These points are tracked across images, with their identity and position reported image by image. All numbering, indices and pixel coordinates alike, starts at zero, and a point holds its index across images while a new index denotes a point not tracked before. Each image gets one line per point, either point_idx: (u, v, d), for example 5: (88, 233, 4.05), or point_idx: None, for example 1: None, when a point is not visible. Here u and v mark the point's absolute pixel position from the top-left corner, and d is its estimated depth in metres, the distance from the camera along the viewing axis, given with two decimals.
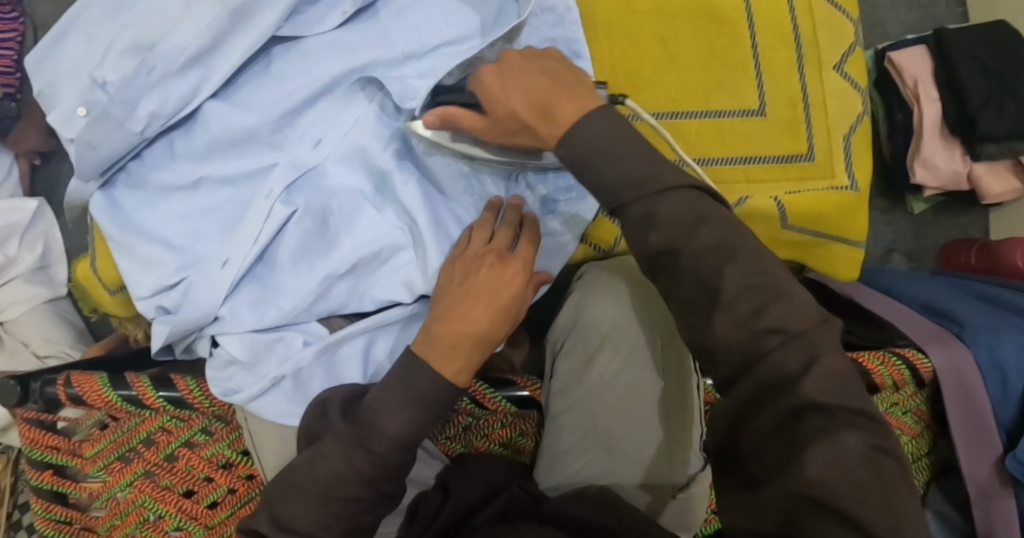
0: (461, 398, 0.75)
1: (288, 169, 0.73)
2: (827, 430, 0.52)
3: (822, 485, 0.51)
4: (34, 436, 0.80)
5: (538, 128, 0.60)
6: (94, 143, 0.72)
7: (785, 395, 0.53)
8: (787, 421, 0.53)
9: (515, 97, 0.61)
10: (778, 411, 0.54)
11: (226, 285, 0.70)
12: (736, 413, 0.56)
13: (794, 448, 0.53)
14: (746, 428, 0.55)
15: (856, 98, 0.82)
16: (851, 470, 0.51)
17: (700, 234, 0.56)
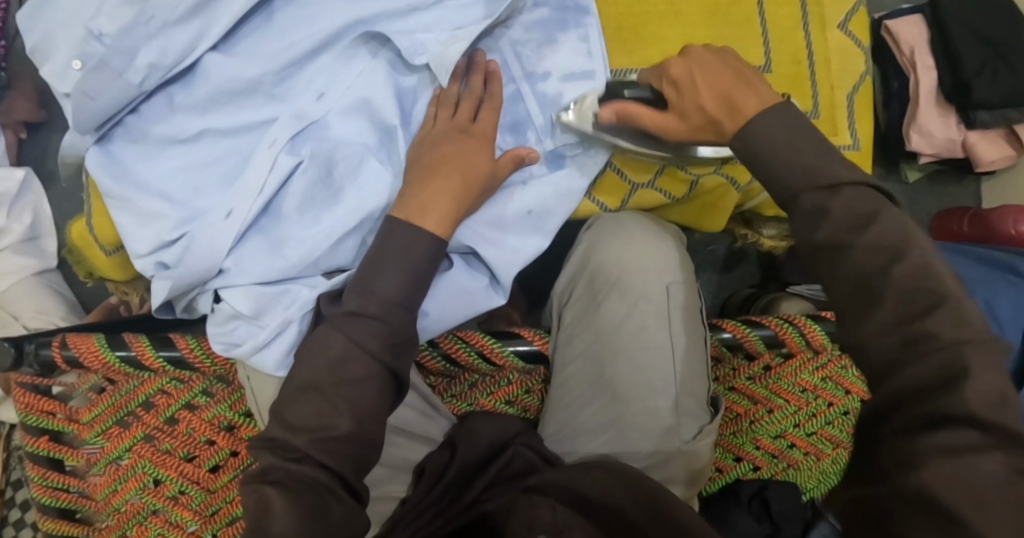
0: (467, 351, 0.73)
1: (289, 118, 0.71)
2: (968, 448, 0.50)
3: (937, 492, 0.49)
4: (29, 401, 0.79)
5: (724, 122, 0.65)
6: (91, 92, 0.71)
7: (926, 405, 0.52)
8: (919, 431, 0.52)
9: (708, 92, 0.66)
10: (924, 415, 0.52)
11: (232, 234, 0.69)
12: (878, 422, 0.55)
13: (914, 459, 0.51)
14: (884, 436, 0.54)
15: (858, 56, 0.85)
16: (978, 490, 0.48)
17: (872, 229, 0.57)
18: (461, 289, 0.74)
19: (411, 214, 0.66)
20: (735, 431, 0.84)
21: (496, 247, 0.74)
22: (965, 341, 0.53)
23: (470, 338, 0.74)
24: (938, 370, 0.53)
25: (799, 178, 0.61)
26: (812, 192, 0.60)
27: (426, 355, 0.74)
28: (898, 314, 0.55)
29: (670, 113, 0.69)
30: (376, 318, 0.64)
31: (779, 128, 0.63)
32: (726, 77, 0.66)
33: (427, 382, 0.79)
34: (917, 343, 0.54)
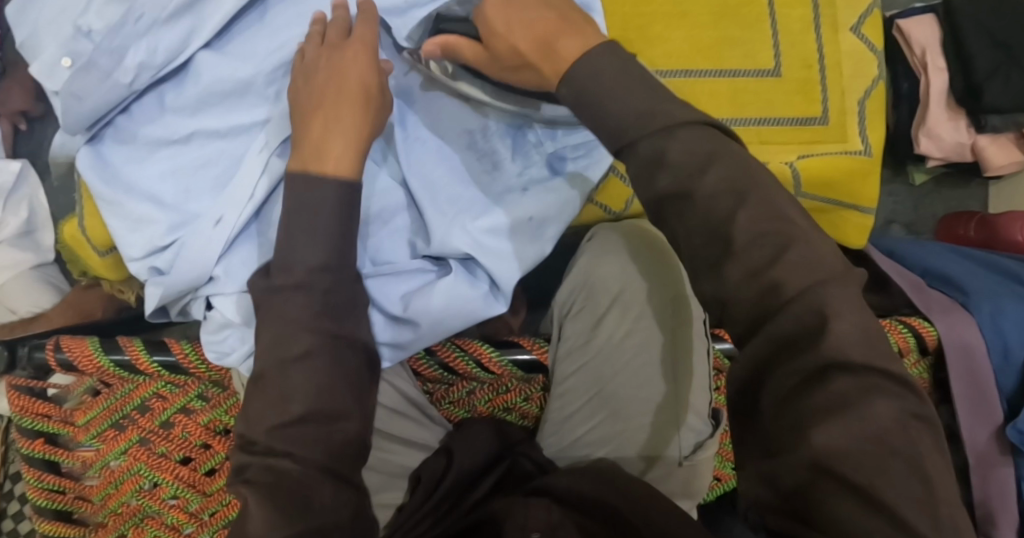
0: (465, 361, 0.73)
1: (280, 119, 0.69)
2: (855, 398, 0.48)
3: (836, 457, 0.47)
4: (23, 404, 0.78)
5: (538, 65, 0.58)
6: (80, 94, 0.69)
7: (802, 356, 0.49)
8: (808, 388, 0.49)
9: (518, 34, 0.58)
10: (800, 371, 0.49)
11: (221, 241, 0.67)
12: (751, 394, 0.51)
13: (807, 423, 0.48)
14: (761, 412, 0.51)
15: (872, 60, 0.83)
16: (874, 440, 0.47)
17: (711, 173, 0.52)
18: (454, 293, 0.70)
19: (307, 161, 0.62)
20: (734, 440, 0.81)
21: (495, 256, 0.71)
22: (820, 283, 0.50)
23: (468, 346, 0.74)
24: (799, 320, 0.49)
25: (632, 122, 0.54)
26: (651, 137, 0.53)
27: (422, 362, 0.75)
28: (743, 266, 0.51)
29: (483, 51, 0.62)
30: (301, 285, 0.60)
31: (602, 68, 0.55)
32: (550, 19, 0.58)
33: (424, 389, 0.78)
34: (769, 295, 0.50)
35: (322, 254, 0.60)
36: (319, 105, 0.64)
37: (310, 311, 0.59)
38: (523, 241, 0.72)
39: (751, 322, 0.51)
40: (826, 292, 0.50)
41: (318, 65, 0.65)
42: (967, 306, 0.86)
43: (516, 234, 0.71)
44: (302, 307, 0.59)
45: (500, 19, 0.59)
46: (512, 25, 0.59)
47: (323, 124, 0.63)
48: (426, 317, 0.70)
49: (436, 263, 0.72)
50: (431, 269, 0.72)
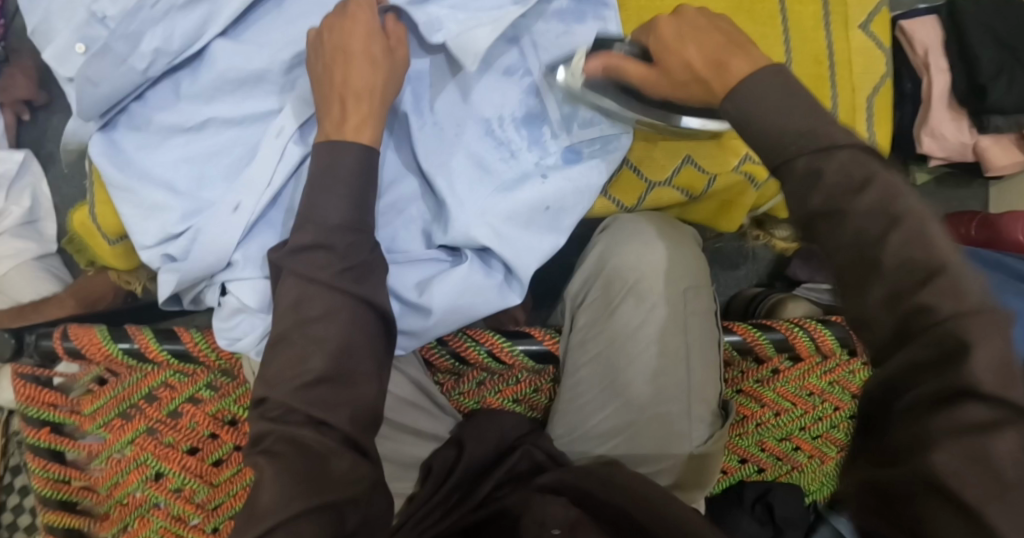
0: (478, 350, 0.72)
1: (296, 105, 0.69)
2: (988, 427, 0.44)
3: (951, 481, 0.44)
4: (30, 393, 0.77)
5: (710, 81, 0.57)
6: (95, 79, 0.68)
7: (949, 373, 0.45)
8: (935, 406, 0.45)
9: (690, 45, 0.59)
10: (928, 390, 0.46)
11: (240, 226, 0.68)
12: (874, 400, 0.49)
13: (924, 442, 0.45)
14: (885, 421, 0.48)
15: (881, 58, 0.84)
16: (999, 476, 0.43)
17: (865, 195, 0.49)
18: (469, 280, 0.71)
19: (330, 133, 0.64)
20: (740, 433, 0.82)
21: (510, 244, 0.71)
22: (963, 312, 0.46)
23: (481, 336, 0.73)
24: (936, 345, 0.46)
25: (795, 140, 0.52)
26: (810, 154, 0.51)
27: (434, 351, 0.74)
28: (888, 289, 0.48)
29: (656, 71, 0.63)
30: (324, 245, 0.61)
31: (765, 90, 0.54)
32: (716, 36, 0.58)
33: (434, 380, 0.78)
34: (915, 317, 0.47)
35: (343, 214, 0.62)
36: (336, 78, 0.65)
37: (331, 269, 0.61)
38: (535, 229, 0.73)
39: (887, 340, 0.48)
40: (972, 322, 0.46)
41: (324, 39, 0.66)
42: None
43: (529, 222, 0.72)
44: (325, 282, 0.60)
45: (671, 31, 0.61)
46: (683, 43, 0.60)
47: (338, 87, 0.65)
48: (440, 303, 0.70)
49: (451, 253, 0.73)
50: (446, 259, 0.72)
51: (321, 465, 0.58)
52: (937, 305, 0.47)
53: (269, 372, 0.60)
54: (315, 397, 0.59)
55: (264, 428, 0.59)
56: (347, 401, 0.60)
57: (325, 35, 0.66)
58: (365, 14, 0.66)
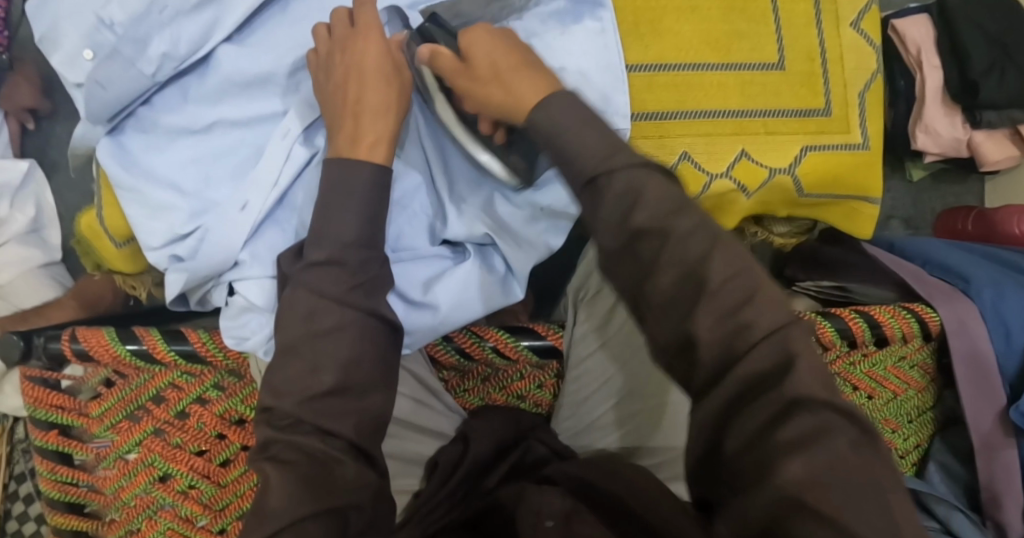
0: (482, 347, 0.73)
1: (301, 108, 0.71)
2: (814, 435, 0.48)
3: (804, 490, 0.46)
4: (38, 395, 0.78)
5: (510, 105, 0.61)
6: (103, 82, 0.69)
7: (772, 391, 0.49)
8: (771, 423, 0.49)
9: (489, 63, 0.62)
10: (767, 408, 0.49)
11: (247, 226, 0.69)
12: (711, 436, 0.51)
13: (783, 450, 0.48)
14: (722, 454, 0.50)
15: (871, 55, 0.85)
16: (849, 482, 0.47)
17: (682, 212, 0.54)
18: (472, 276, 0.73)
19: (342, 150, 0.64)
20: None
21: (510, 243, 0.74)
22: (779, 330, 0.51)
23: (485, 333, 0.74)
24: (773, 356, 0.50)
25: (596, 157, 0.56)
26: (627, 170, 0.55)
27: (439, 348, 0.74)
28: (716, 313, 0.52)
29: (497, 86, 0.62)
30: (337, 261, 0.62)
31: (561, 111, 0.58)
32: (513, 59, 0.62)
33: (439, 377, 0.79)
34: (737, 335, 0.51)
35: (357, 230, 0.63)
36: (348, 96, 0.65)
37: (341, 285, 0.62)
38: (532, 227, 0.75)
39: (721, 359, 0.51)
40: (792, 334, 0.51)
41: (334, 60, 0.66)
42: (967, 293, 0.88)
43: (527, 222, 0.75)
44: (330, 281, 0.62)
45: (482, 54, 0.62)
46: (495, 68, 0.61)
47: (350, 105, 0.65)
48: (445, 301, 0.72)
49: (453, 249, 0.75)
50: (448, 255, 0.75)
51: (323, 470, 0.59)
52: (759, 321, 0.51)
53: (277, 378, 0.60)
54: (323, 408, 0.60)
55: (270, 436, 0.60)
56: (355, 410, 0.61)
57: (335, 54, 0.66)
58: (375, 35, 0.66)
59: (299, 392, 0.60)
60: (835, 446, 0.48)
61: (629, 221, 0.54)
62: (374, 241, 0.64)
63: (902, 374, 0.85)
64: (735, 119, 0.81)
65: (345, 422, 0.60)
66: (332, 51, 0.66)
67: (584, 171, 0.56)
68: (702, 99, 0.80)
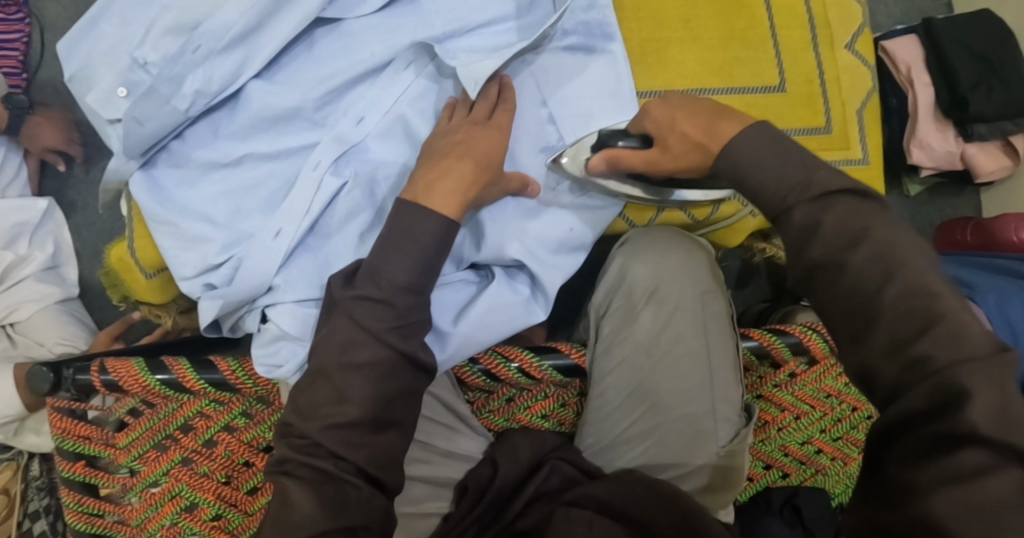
0: (508, 367, 0.73)
1: (331, 143, 0.73)
2: (980, 470, 0.48)
3: (951, 524, 0.47)
4: (66, 426, 0.79)
5: (708, 147, 0.63)
6: (141, 118, 0.71)
7: (940, 420, 0.50)
8: (930, 456, 0.49)
9: (682, 120, 0.65)
10: (926, 436, 0.50)
11: (280, 253, 0.70)
12: (873, 449, 0.53)
13: (943, 482, 0.48)
14: (880, 470, 0.52)
15: (867, 74, 0.86)
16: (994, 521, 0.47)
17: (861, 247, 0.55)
18: (496, 297, 0.72)
19: (417, 196, 0.65)
20: (764, 439, 0.79)
21: (539, 264, 0.73)
22: (968, 358, 0.50)
23: (510, 353, 0.74)
24: (931, 395, 0.50)
25: (790, 189, 0.58)
26: (806, 205, 0.57)
27: (466, 371, 0.75)
28: (890, 335, 0.53)
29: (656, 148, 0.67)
30: (386, 301, 0.62)
31: (757, 145, 0.61)
32: (703, 110, 0.65)
33: (466, 398, 0.79)
34: (912, 369, 0.52)
35: (407, 276, 0.63)
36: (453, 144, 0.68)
37: (385, 324, 0.62)
38: (559, 264, 0.74)
39: (858, 373, 0.55)
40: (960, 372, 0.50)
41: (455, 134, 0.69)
42: (973, 298, 0.91)
43: (552, 250, 0.74)
44: (379, 320, 0.62)
45: (665, 113, 0.66)
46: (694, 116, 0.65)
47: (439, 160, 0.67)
48: (467, 337, 0.70)
49: (477, 273, 0.74)
50: (474, 280, 0.74)
51: (339, 491, 0.61)
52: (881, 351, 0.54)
53: (306, 401, 0.63)
54: (344, 437, 0.62)
55: (287, 452, 0.63)
56: (369, 441, 0.62)
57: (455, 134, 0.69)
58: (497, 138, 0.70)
59: (326, 418, 0.62)
60: (1014, 483, 0.47)
61: (806, 254, 0.57)
62: (421, 289, 0.64)
63: None
64: None
65: (361, 450, 0.62)
66: (455, 128, 0.70)
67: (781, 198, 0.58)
68: None
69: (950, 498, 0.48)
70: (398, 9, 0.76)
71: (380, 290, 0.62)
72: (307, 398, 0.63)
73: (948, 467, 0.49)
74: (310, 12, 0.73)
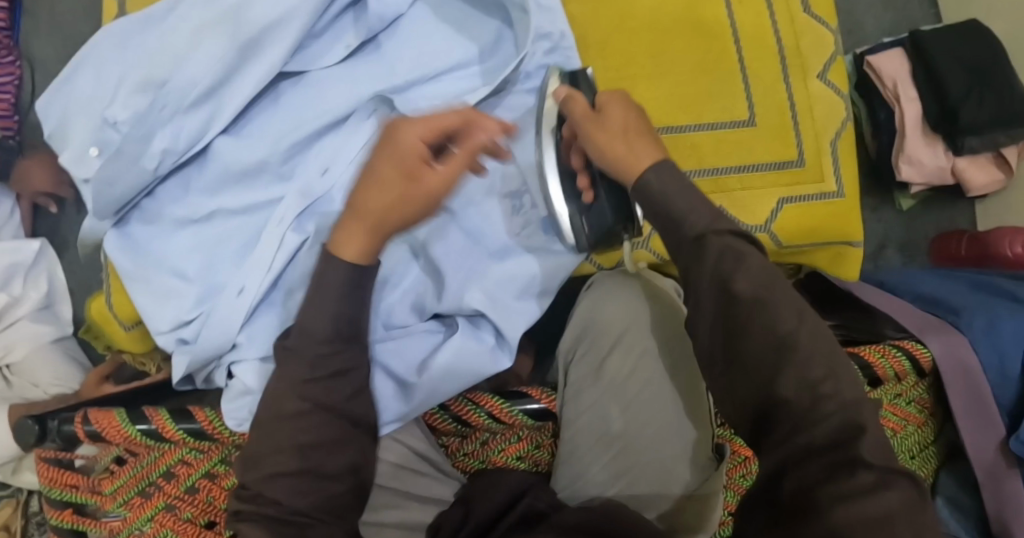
0: (477, 413, 0.75)
1: (295, 198, 0.73)
2: (871, 489, 0.53)
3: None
4: (53, 475, 0.81)
5: (622, 168, 0.64)
6: (109, 180, 0.73)
7: (836, 450, 0.55)
8: (831, 478, 0.54)
9: (620, 137, 0.64)
10: (828, 461, 0.55)
11: (243, 311, 0.71)
12: (773, 472, 0.57)
13: (836, 504, 0.53)
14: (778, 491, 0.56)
15: (840, 103, 0.85)
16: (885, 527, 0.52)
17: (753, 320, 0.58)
18: (458, 348, 0.72)
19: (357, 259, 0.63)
20: (743, 473, 0.80)
21: (500, 310, 0.73)
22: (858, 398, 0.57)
23: (480, 399, 0.75)
24: (843, 426, 0.56)
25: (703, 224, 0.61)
26: (717, 245, 0.60)
27: (437, 416, 0.77)
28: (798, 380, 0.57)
29: (595, 118, 0.66)
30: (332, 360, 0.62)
31: (671, 177, 0.62)
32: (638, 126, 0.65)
33: (440, 443, 0.80)
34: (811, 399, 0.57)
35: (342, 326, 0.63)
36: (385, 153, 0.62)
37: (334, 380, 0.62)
38: (520, 312, 0.73)
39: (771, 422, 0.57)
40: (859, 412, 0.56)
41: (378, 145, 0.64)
42: (959, 325, 0.87)
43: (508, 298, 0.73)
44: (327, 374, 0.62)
45: (622, 119, 0.65)
46: (624, 123, 0.64)
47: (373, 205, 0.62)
48: (425, 389, 0.71)
49: (443, 322, 0.74)
50: (438, 329, 0.74)
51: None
52: (831, 395, 0.57)
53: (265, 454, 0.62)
54: (301, 486, 0.62)
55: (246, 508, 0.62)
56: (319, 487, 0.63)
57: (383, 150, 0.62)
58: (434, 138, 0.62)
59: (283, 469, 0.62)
60: (895, 497, 0.53)
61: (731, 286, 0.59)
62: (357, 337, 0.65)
63: (898, 410, 0.86)
64: (709, 178, 0.82)
65: (311, 498, 0.62)
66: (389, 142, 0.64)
67: (691, 230, 0.61)
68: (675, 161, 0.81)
69: (850, 510, 0.53)
70: (361, 58, 0.76)
71: (312, 345, 0.63)
72: (268, 445, 0.62)
73: (846, 486, 0.53)
74: (275, 67, 0.73)
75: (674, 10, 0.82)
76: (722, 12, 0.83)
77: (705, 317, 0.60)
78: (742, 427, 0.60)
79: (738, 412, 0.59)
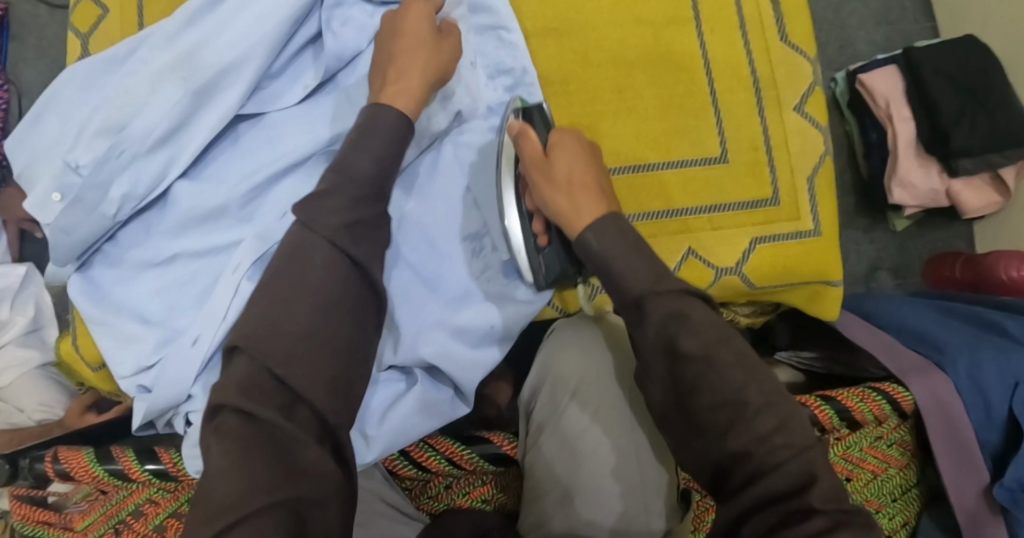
0: (436, 458, 0.74)
1: (252, 243, 0.72)
2: (826, 532, 0.55)
3: None
4: (26, 512, 0.83)
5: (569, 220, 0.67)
6: (67, 228, 0.73)
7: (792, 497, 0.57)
8: (786, 524, 0.56)
9: (570, 190, 0.67)
10: (783, 510, 0.57)
11: (197, 361, 0.71)
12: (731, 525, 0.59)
13: None
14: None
15: (818, 137, 0.83)
16: None
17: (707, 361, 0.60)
18: (419, 398, 0.73)
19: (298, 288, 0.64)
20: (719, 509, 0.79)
21: (451, 359, 0.73)
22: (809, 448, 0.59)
23: (440, 444, 0.75)
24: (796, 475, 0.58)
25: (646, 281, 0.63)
26: (657, 297, 0.62)
27: (396, 461, 0.76)
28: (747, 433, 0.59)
29: (545, 167, 0.68)
30: None
31: (610, 237, 0.65)
32: (591, 178, 0.68)
33: (403, 486, 0.80)
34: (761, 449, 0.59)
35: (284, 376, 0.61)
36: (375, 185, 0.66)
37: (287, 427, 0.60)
38: (477, 360, 0.75)
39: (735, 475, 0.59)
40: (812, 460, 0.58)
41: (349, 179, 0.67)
42: (942, 365, 0.84)
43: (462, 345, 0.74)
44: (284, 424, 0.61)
45: (574, 171, 0.68)
46: (572, 175, 0.68)
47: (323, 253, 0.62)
48: (389, 440, 0.71)
49: (403, 371, 0.75)
50: (399, 379, 0.74)
51: None
52: (787, 444, 0.59)
53: None
54: None
55: None
56: None
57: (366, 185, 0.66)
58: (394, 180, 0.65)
59: None
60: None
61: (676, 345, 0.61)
62: None
63: (878, 453, 0.83)
64: (679, 217, 0.80)
65: None
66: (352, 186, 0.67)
67: (630, 293, 0.63)
68: (644, 201, 0.80)
69: None
70: (320, 98, 0.77)
71: None
72: None
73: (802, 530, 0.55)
74: (231, 111, 0.73)
75: (641, 43, 0.81)
76: (692, 45, 0.81)
77: (654, 370, 0.62)
78: (704, 475, 0.62)
79: (700, 462, 0.61)
